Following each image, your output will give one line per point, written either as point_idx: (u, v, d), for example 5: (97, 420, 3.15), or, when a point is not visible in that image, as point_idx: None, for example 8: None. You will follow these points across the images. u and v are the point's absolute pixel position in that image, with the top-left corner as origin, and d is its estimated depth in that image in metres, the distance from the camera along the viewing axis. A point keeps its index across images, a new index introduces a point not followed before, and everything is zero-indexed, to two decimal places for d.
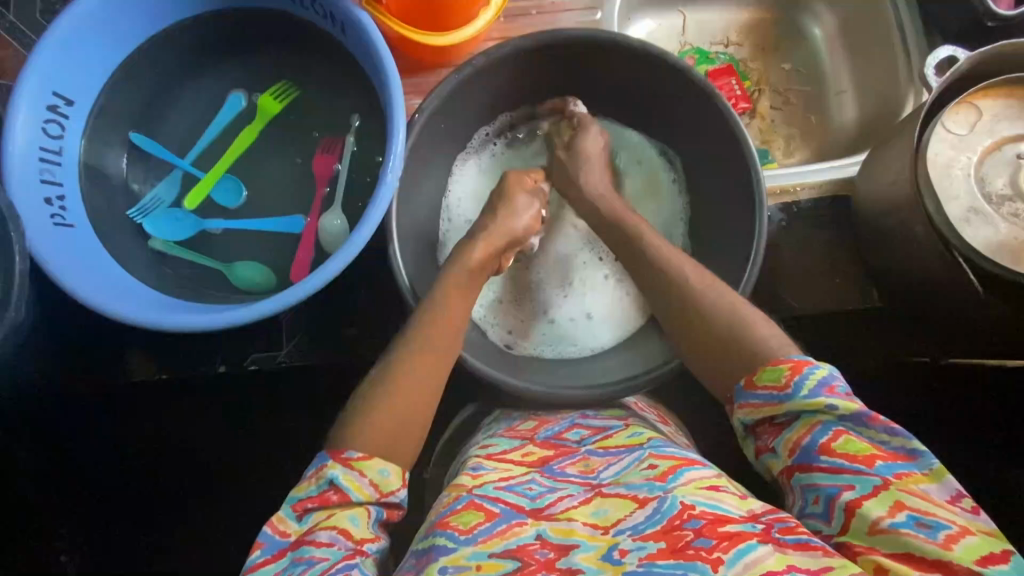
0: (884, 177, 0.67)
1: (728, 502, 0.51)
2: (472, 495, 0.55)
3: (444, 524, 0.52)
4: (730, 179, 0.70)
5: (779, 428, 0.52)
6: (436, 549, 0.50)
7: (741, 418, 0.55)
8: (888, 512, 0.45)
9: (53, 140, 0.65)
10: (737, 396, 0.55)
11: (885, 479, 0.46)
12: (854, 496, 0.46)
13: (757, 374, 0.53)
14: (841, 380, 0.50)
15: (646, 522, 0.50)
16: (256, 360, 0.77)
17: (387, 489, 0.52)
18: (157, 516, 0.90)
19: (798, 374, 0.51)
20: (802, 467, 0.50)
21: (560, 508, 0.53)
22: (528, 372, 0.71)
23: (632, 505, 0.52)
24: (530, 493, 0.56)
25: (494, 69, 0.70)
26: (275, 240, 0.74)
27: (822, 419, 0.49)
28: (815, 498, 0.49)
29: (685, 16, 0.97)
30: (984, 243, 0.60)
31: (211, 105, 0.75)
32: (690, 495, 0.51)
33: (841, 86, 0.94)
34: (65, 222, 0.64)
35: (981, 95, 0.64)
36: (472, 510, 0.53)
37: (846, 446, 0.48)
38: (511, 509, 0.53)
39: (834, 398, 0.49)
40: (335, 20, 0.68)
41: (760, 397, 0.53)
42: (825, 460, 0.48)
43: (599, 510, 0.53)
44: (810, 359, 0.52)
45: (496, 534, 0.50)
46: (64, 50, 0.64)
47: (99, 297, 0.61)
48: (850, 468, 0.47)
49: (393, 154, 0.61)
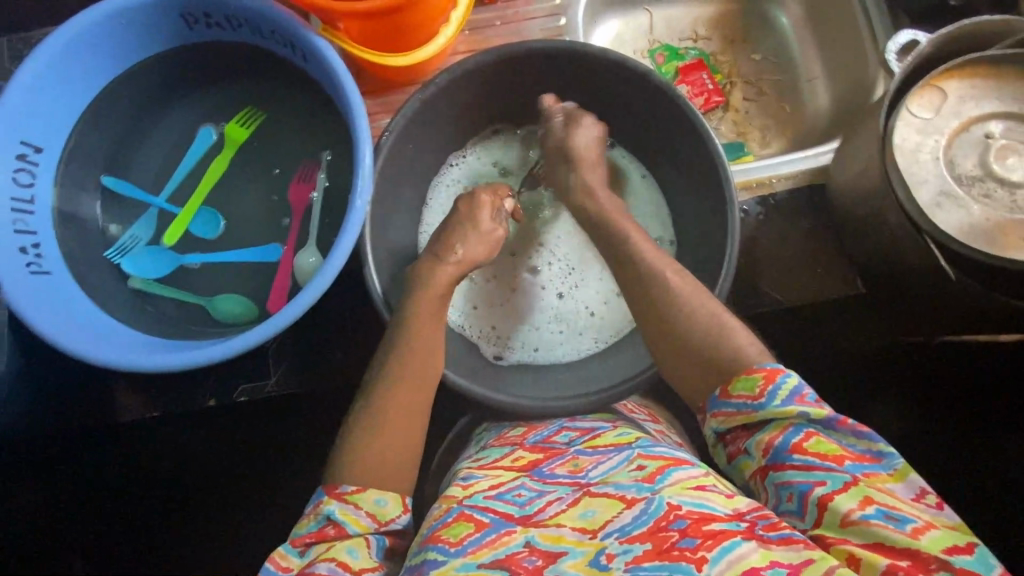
0: (857, 164, 0.67)
1: (714, 501, 0.50)
2: (462, 506, 0.54)
3: (434, 538, 0.51)
4: (701, 178, 0.70)
5: (751, 430, 0.52)
6: (427, 563, 0.49)
7: (713, 426, 0.55)
8: (858, 505, 0.46)
9: (24, 189, 0.66)
10: (711, 405, 0.55)
11: (855, 476, 0.47)
12: (825, 491, 0.47)
13: (730, 384, 0.54)
14: (810, 387, 0.51)
15: (633, 522, 0.49)
16: (245, 391, 0.77)
17: (386, 518, 0.53)
18: (158, 547, 0.90)
19: (771, 383, 0.51)
20: (775, 466, 0.50)
21: (548, 513, 0.53)
22: (517, 387, 0.71)
23: (620, 505, 0.51)
24: (520, 500, 0.55)
25: (457, 85, 0.70)
26: (253, 269, 0.74)
27: (793, 422, 0.50)
28: (789, 496, 0.49)
29: (651, 14, 0.97)
30: (957, 226, 0.60)
31: (181, 140, 0.76)
32: (676, 496, 0.50)
33: (812, 74, 0.94)
34: (41, 270, 0.65)
35: (946, 77, 0.63)
36: (462, 521, 0.52)
37: (817, 445, 0.49)
38: (500, 518, 0.52)
39: (804, 406, 0.50)
40: (295, 48, 0.68)
41: (733, 406, 0.53)
42: (797, 459, 0.49)
43: (587, 511, 0.52)
44: (782, 367, 0.52)
45: (486, 544, 0.50)
46: (30, 99, 0.64)
47: (81, 342, 0.61)
48: (822, 466, 0.48)
49: (361, 178, 0.61)
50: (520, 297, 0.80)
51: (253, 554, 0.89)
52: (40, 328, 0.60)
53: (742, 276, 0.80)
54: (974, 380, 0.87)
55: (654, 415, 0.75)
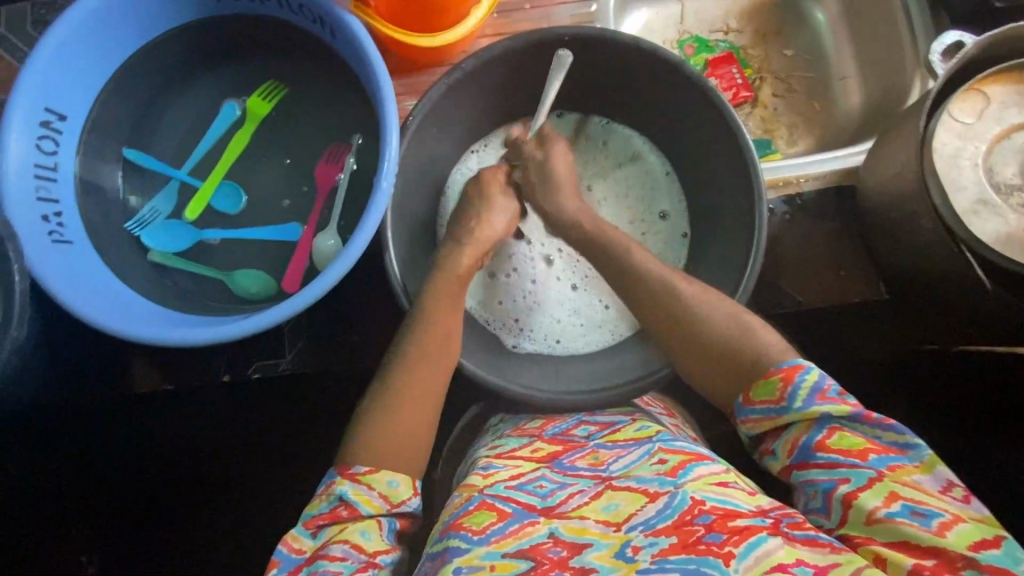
0: (890, 167, 0.65)
1: (738, 497, 0.50)
2: (483, 494, 0.54)
3: (457, 526, 0.51)
4: (728, 175, 0.69)
5: (774, 430, 0.52)
6: (451, 551, 0.49)
7: (744, 432, 0.55)
8: (883, 502, 0.46)
9: (48, 156, 0.65)
10: (737, 412, 0.55)
11: (879, 471, 0.46)
12: (850, 488, 0.47)
13: (751, 391, 0.53)
14: (831, 380, 0.50)
15: (657, 516, 0.49)
16: (260, 368, 0.78)
17: (398, 499, 0.53)
18: (164, 515, 0.91)
19: (790, 384, 0.51)
20: (800, 465, 0.50)
21: (571, 506, 0.53)
22: (536, 378, 0.71)
23: (643, 499, 0.51)
24: (541, 492, 0.55)
25: (485, 70, 0.69)
26: (271, 248, 0.74)
27: (816, 419, 0.50)
28: (813, 493, 0.49)
29: (683, 4, 0.95)
30: (993, 235, 0.59)
31: (204, 114, 0.75)
32: (700, 491, 0.50)
33: (845, 72, 0.92)
34: (63, 239, 0.65)
35: (989, 81, 0.62)
36: (485, 510, 0.52)
37: (840, 441, 0.48)
38: (523, 509, 0.52)
39: (825, 405, 0.49)
40: (324, 24, 0.67)
41: (757, 412, 0.53)
42: (821, 457, 0.49)
43: (610, 505, 0.52)
44: (803, 363, 0.51)
45: (509, 535, 0.50)
46: (57, 66, 0.63)
47: (105, 315, 0.61)
48: (845, 462, 0.48)
49: (387, 160, 0.60)
50: (554, 287, 0.80)
51: (261, 530, 0.90)
52: (66, 300, 0.60)
53: (765, 276, 0.79)
54: (992, 391, 0.86)
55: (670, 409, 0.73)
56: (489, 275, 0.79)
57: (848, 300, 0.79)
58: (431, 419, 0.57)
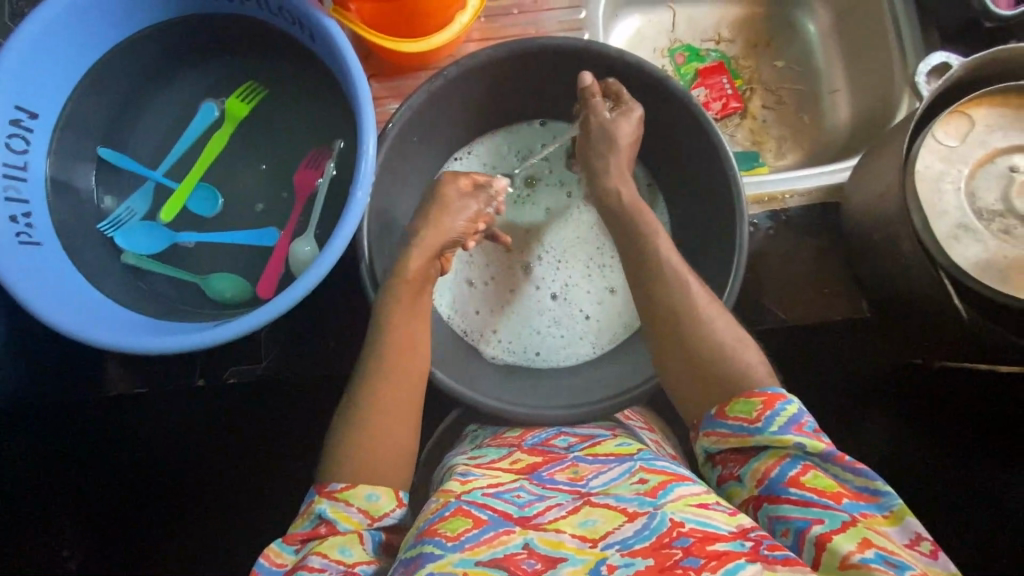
0: (874, 187, 0.65)
1: (718, 518, 0.49)
2: (460, 501, 0.54)
3: (431, 532, 0.50)
4: (712, 190, 0.68)
5: (746, 457, 0.52)
6: (423, 556, 0.48)
7: (704, 445, 0.55)
8: (857, 548, 0.44)
9: (17, 155, 0.64)
10: (704, 424, 0.55)
11: (853, 516, 0.46)
12: (823, 530, 0.46)
13: (727, 405, 0.53)
14: (809, 417, 0.51)
15: (635, 537, 0.48)
16: (236, 372, 0.77)
17: (379, 513, 0.53)
18: (137, 517, 0.90)
19: (770, 409, 0.51)
20: (770, 499, 0.50)
21: (547, 517, 0.52)
22: (513, 392, 0.70)
23: (621, 518, 0.50)
24: (519, 501, 0.55)
25: (468, 78, 0.68)
26: (248, 253, 0.73)
27: (790, 453, 0.50)
28: (784, 531, 0.48)
29: (674, 12, 0.94)
30: (974, 261, 0.58)
31: (182, 114, 0.73)
32: (679, 512, 0.49)
33: (835, 86, 0.91)
34: (31, 241, 0.63)
35: (975, 104, 0.61)
36: (460, 516, 0.51)
37: (814, 480, 0.48)
38: (499, 517, 0.52)
39: (801, 437, 0.49)
40: (304, 27, 0.65)
41: (729, 427, 0.53)
42: (794, 493, 0.48)
43: (588, 520, 0.51)
44: (782, 393, 0.52)
45: (484, 542, 0.49)
46: (29, 63, 0.62)
47: (72, 321, 0.60)
48: (819, 502, 0.47)
49: (363, 168, 0.59)
50: (532, 298, 0.79)
51: (236, 533, 0.89)
52: (32, 305, 0.59)
53: (747, 291, 0.78)
54: (971, 407, 0.86)
55: (650, 424, 0.73)
56: (467, 284, 0.79)
57: (830, 318, 0.78)
58: (402, 434, 0.56)
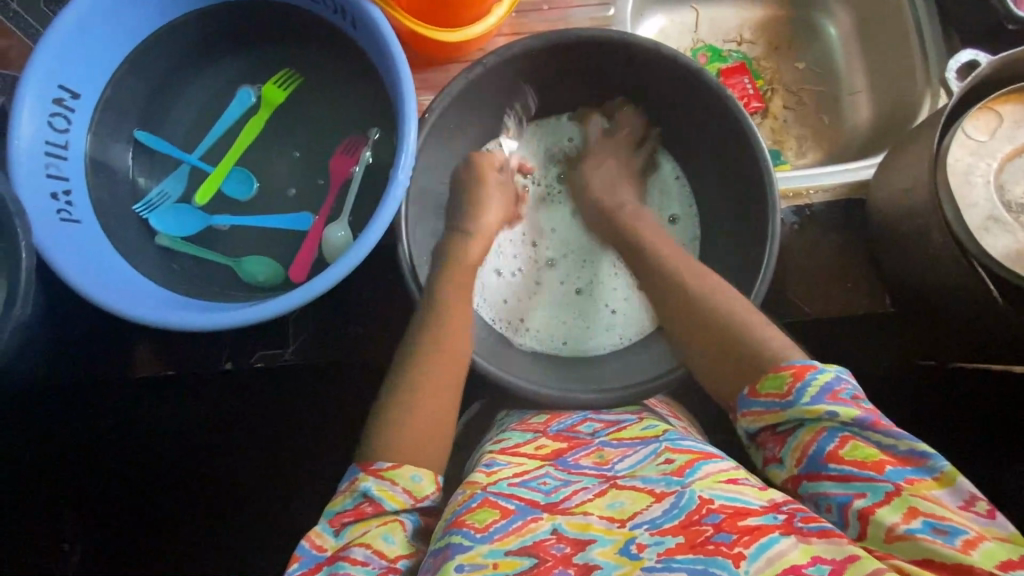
0: (901, 181, 0.66)
1: (750, 494, 0.50)
2: (486, 492, 0.54)
3: (459, 523, 0.51)
4: (742, 182, 0.69)
5: (784, 436, 0.52)
6: (452, 547, 0.48)
7: (744, 425, 0.56)
8: (903, 518, 0.45)
9: (59, 134, 0.64)
10: (739, 404, 0.56)
11: (897, 485, 0.46)
12: (866, 503, 0.47)
13: (758, 383, 0.54)
14: (843, 382, 0.50)
15: (664, 516, 0.49)
16: (263, 357, 0.78)
17: (421, 494, 0.52)
18: (155, 503, 0.89)
19: (799, 381, 0.51)
20: (812, 475, 0.50)
21: (575, 502, 0.53)
22: (542, 376, 0.71)
23: (649, 499, 0.51)
24: (545, 489, 0.55)
25: (505, 67, 0.69)
26: (282, 237, 0.73)
27: (826, 426, 0.50)
28: (828, 506, 0.49)
29: (698, 13, 0.96)
30: (1004, 251, 0.59)
31: (218, 99, 0.74)
32: (708, 489, 0.50)
33: (855, 88, 0.93)
34: (71, 218, 0.64)
35: (1002, 100, 0.63)
36: (487, 508, 0.51)
37: (854, 452, 0.48)
38: (526, 506, 0.52)
39: (835, 405, 0.49)
40: (346, 14, 0.66)
41: (762, 405, 0.53)
42: (834, 468, 0.49)
43: (615, 502, 0.52)
44: (812, 364, 0.52)
45: (512, 532, 0.49)
46: (74, 43, 0.63)
47: (111, 296, 0.60)
48: (860, 475, 0.48)
49: (404, 152, 0.60)
50: (557, 291, 0.80)
51: (255, 520, 0.89)
52: (72, 281, 0.59)
53: (772, 284, 0.79)
54: None
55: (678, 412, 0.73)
56: (494, 274, 0.79)
57: (852, 313, 0.80)
58: (440, 413, 0.57)
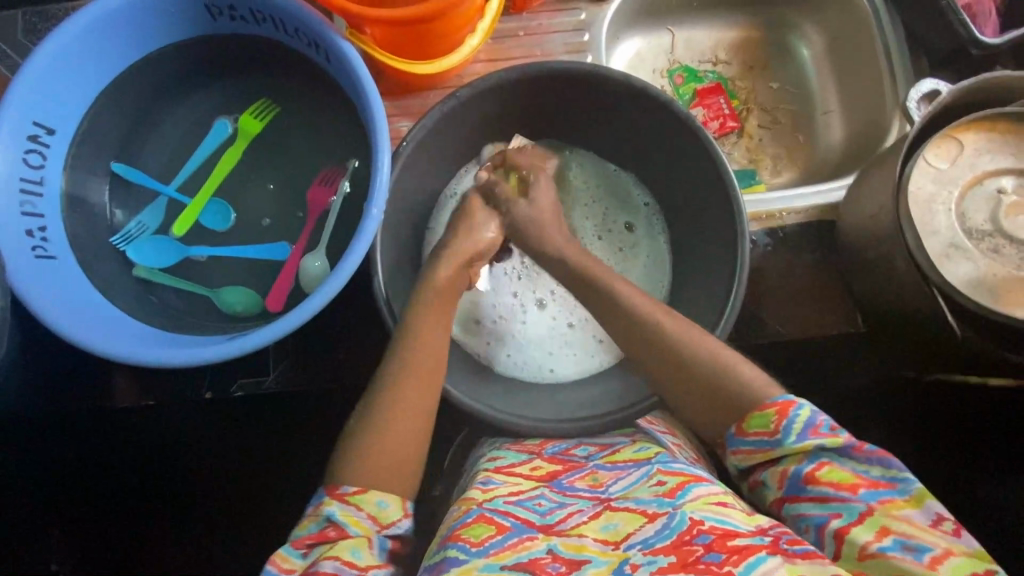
0: (868, 208, 0.67)
1: (736, 517, 0.51)
2: (482, 508, 0.54)
3: (455, 537, 0.52)
4: (713, 208, 0.70)
5: (767, 462, 0.53)
6: (449, 560, 0.49)
7: (733, 463, 0.55)
8: (875, 537, 0.47)
9: (34, 170, 0.65)
10: (727, 442, 0.55)
11: (869, 506, 0.48)
12: (842, 523, 0.48)
13: (744, 421, 0.54)
14: (824, 416, 0.52)
15: (656, 536, 0.50)
16: (242, 386, 0.77)
17: (387, 520, 0.54)
18: (139, 528, 0.89)
19: (785, 417, 0.52)
20: (791, 498, 0.52)
21: (570, 524, 0.54)
22: (508, 403, 0.70)
23: (642, 519, 0.52)
24: (541, 509, 0.56)
25: (478, 98, 0.70)
26: (259, 267, 0.74)
27: (807, 453, 0.51)
28: (806, 527, 0.50)
29: (674, 34, 0.97)
30: (964, 278, 0.61)
31: (196, 130, 0.75)
32: (698, 511, 0.51)
33: (829, 106, 0.95)
34: (47, 254, 0.64)
35: (963, 129, 0.64)
36: (483, 523, 0.52)
37: (830, 475, 0.50)
38: (522, 524, 0.53)
39: (818, 438, 0.51)
40: (319, 48, 0.67)
41: (750, 443, 0.54)
42: (812, 491, 0.50)
43: (609, 523, 0.53)
44: (794, 398, 0.53)
45: (508, 547, 0.50)
46: (48, 79, 0.63)
47: (86, 332, 0.60)
48: (837, 497, 0.49)
49: (377, 187, 0.61)
50: (547, 323, 0.80)
51: (239, 545, 0.89)
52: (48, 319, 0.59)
53: (748, 305, 0.80)
54: (955, 413, 0.89)
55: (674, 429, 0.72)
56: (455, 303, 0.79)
57: (828, 332, 0.80)
58: (418, 445, 0.57)
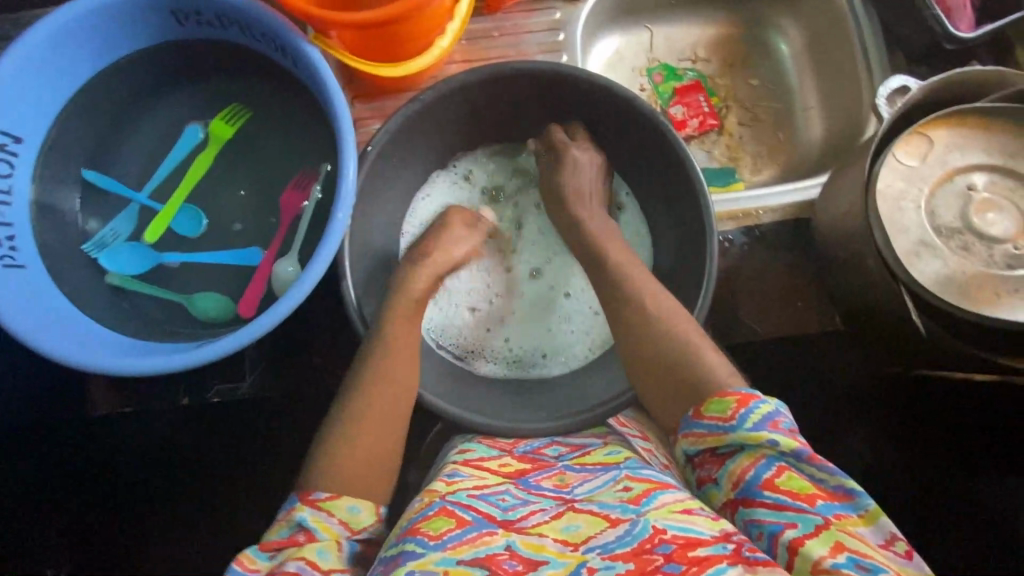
0: (840, 206, 0.67)
1: (701, 524, 0.49)
2: (444, 501, 0.55)
3: (414, 531, 0.51)
4: (685, 207, 0.70)
5: (722, 459, 0.53)
6: (405, 553, 0.49)
7: (685, 447, 0.55)
8: (829, 553, 0.46)
9: (1, 179, 0.65)
10: (682, 426, 0.56)
11: (826, 519, 0.47)
12: (796, 534, 0.47)
13: (703, 405, 0.54)
14: (784, 415, 0.51)
15: (617, 542, 0.49)
16: (219, 392, 0.77)
17: (358, 526, 0.53)
18: (120, 534, 0.89)
19: (743, 408, 0.52)
20: (745, 501, 0.51)
21: (531, 522, 0.53)
22: (490, 406, 0.71)
23: (604, 524, 0.52)
24: (503, 505, 0.56)
25: (448, 100, 0.69)
26: (234, 272, 0.74)
27: (765, 454, 0.50)
28: (758, 534, 0.49)
29: (652, 32, 0.97)
30: (933, 277, 0.60)
31: (167, 136, 0.75)
32: (662, 519, 0.50)
33: (807, 104, 0.94)
34: (15, 264, 0.64)
35: (933, 125, 0.64)
36: (443, 516, 0.52)
37: (788, 482, 0.49)
38: (483, 518, 0.53)
39: (777, 434, 0.50)
40: (287, 53, 0.67)
41: (704, 427, 0.54)
42: (768, 496, 0.50)
43: (571, 525, 0.52)
44: (757, 393, 0.53)
45: (466, 542, 0.50)
46: (13, 88, 0.63)
47: (53, 342, 0.60)
48: (793, 506, 0.48)
49: (343, 193, 0.60)
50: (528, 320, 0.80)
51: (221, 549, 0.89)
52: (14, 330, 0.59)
53: (725, 305, 0.80)
54: (936, 409, 0.89)
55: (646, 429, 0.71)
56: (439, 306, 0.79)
57: (805, 331, 0.80)
58: (384, 451, 0.57)
